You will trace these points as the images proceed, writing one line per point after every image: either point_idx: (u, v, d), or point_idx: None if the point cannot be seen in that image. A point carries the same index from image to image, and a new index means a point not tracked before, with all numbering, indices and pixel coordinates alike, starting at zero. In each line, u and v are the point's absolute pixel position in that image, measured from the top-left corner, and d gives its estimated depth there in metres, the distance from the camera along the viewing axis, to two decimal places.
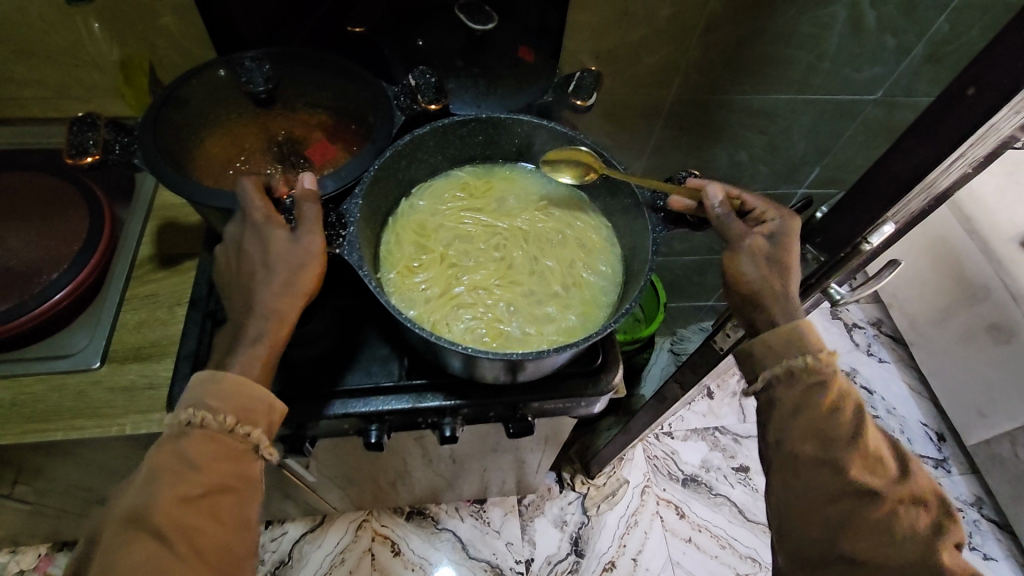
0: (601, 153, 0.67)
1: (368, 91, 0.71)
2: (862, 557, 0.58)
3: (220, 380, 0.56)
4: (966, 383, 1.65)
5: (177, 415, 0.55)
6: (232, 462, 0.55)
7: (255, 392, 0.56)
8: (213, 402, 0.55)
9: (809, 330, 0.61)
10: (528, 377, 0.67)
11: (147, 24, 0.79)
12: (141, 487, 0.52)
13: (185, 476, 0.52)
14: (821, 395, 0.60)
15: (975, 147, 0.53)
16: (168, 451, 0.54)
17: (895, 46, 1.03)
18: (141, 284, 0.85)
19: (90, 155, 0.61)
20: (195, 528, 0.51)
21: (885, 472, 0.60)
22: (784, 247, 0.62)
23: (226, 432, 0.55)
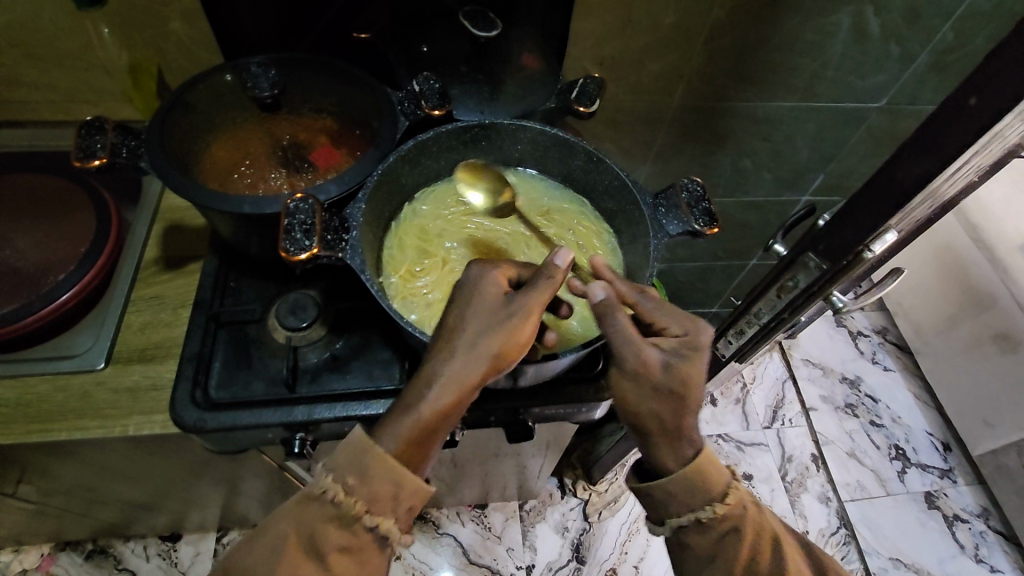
0: (604, 160, 0.69)
1: (373, 96, 0.71)
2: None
3: (369, 454, 0.55)
4: (972, 392, 1.63)
5: (321, 477, 0.55)
6: (354, 553, 0.55)
7: (401, 478, 0.55)
8: (354, 479, 0.55)
9: (704, 471, 0.60)
10: (529, 382, 0.68)
11: (155, 29, 0.80)
12: (269, 545, 0.54)
13: (307, 557, 0.54)
14: (730, 530, 0.62)
15: (980, 152, 0.53)
16: (300, 515, 0.55)
17: (899, 54, 1.03)
18: (146, 286, 0.86)
19: (98, 158, 0.61)
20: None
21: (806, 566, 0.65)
22: (683, 369, 0.58)
23: (353, 519, 0.55)
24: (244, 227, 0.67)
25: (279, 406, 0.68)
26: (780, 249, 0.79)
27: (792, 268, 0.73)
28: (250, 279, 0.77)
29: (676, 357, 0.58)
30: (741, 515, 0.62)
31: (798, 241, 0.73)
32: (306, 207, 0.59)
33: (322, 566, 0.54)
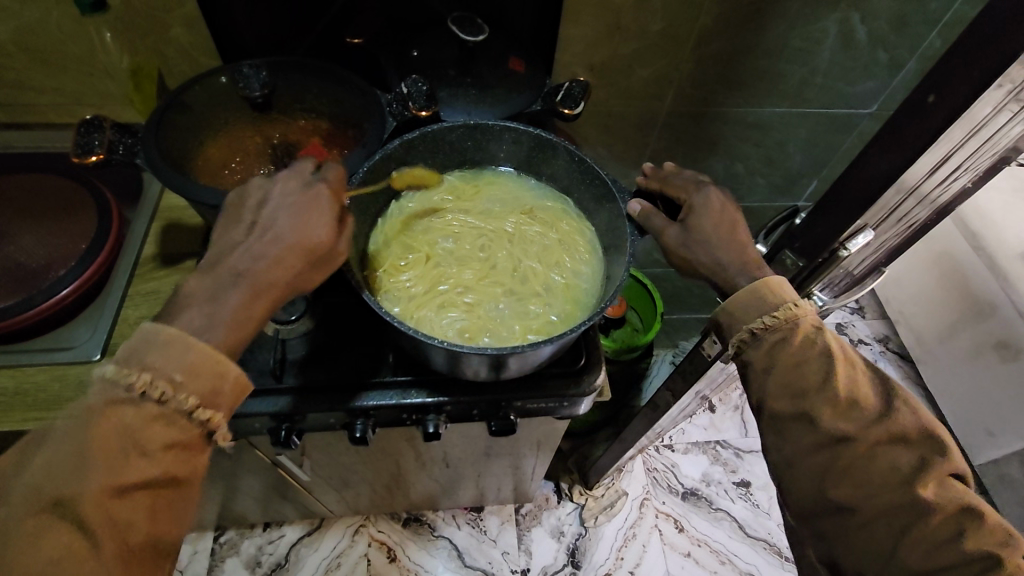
0: (585, 159, 0.71)
1: (363, 98, 0.74)
2: (848, 504, 0.59)
3: (187, 345, 0.50)
4: (974, 401, 1.62)
5: (120, 376, 0.48)
6: (182, 453, 0.50)
7: (225, 368, 0.52)
8: (176, 375, 0.49)
9: (770, 286, 0.63)
10: (510, 375, 0.69)
11: (157, 35, 0.83)
12: (67, 456, 0.45)
13: (129, 460, 0.47)
14: (785, 351, 0.62)
15: (968, 144, 0.55)
16: (113, 419, 0.47)
17: (887, 60, 1.04)
18: (144, 282, 0.88)
19: (95, 154, 0.64)
20: (128, 523, 0.46)
21: (864, 414, 0.60)
22: (718, 219, 0.68)
23: (185, 415, 0.50)
24: None
25: (267, 396, 0.69)
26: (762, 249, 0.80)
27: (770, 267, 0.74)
28: None
29: (705, 217, 0.68)
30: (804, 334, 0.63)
31: (777, 240, 0.74)
32: None
33: (147, 462, 0.48)
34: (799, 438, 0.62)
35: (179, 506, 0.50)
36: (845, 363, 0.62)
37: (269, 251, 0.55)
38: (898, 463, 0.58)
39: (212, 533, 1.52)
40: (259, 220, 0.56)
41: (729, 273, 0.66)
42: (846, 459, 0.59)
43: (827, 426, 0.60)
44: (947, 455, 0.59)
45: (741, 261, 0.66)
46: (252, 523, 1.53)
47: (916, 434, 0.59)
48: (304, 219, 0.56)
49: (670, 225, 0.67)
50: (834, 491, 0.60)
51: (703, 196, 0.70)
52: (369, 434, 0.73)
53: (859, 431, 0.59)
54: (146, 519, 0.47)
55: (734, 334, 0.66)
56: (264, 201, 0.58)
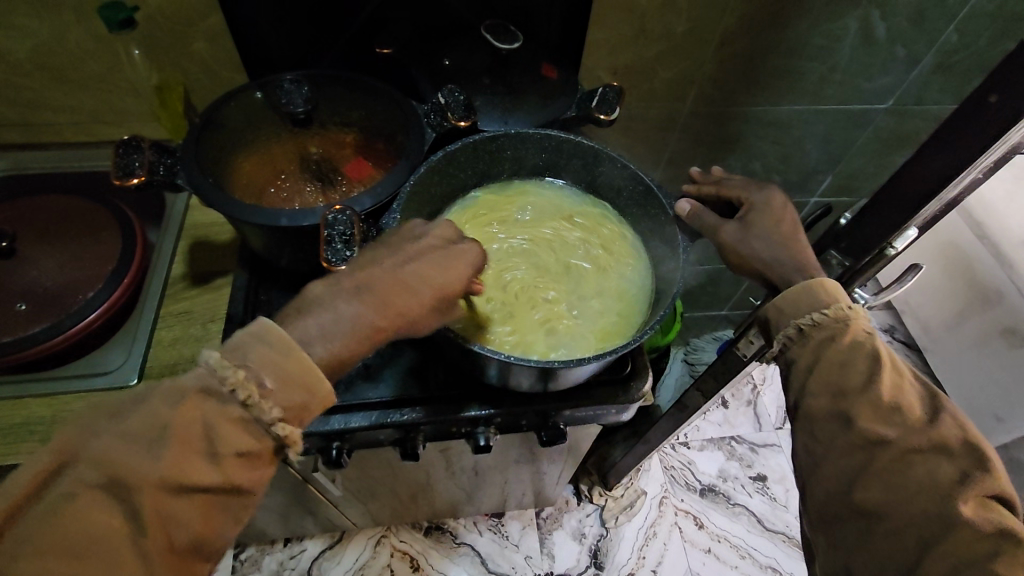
0: (629, 165, 0.70)
1: (400, 110, 0.73)
2: (876, 508, 0.58)
3: (290, 353, 0.49)
4: (983, 389, 1.64)
5: (221, 366, 0.47)
6: (249, 465, 0.48)
7: (316, 385, 0.50)
8: (270, 380, 0.48)
9: (824, 286, 0.64)
10: (560, 385, 0.68)
11: (180, 50, 0.82)
12: (143, 437, 0.43)
13: (198, 458, 0.45)
14: (833, 349, 0.62)
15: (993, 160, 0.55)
16: (194, 410, 0.46)
17: (905, 56, 1.05)
18: (174, 302, 0.86)
19: (136, 176, 0.62)
20: (179, 524, 0.44)
21: (905, 419, 0.59)
22: (771, 219, 0.69)
23: (262, 423, 0.48)
24: (278, 240, 0.68)
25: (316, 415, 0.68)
26: None
27: None
28: (280, 291, 0.77)
29: (764, 221, 0.69)
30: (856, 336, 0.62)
31: (822, 239, 0.74)
32: (344, 218, 0.60)
33: (213, 465, 0.45)
34: (833, 439, 0.62)
35: (229, 519, 0.47)
36: (891, 371, 0.62)
37: (400, 287, 0.55)
38: (936, 475, 0.57)
39: (232, 550, 1.51)
40: (407, 255, 0.57)
41: (782, 266, 0.67)
42: (879, 463, 0.58)
43: (865, 426, 0.59)
44: (990, 473, 0.56)
45: (799, 260, 0.67)
46: (273, 538, 1.52)
47: (958, 445, 0.58)
48: (443, 266, 0.57)
49: (726, 221, 0.70)
50: (862, 494, 0.59)
51: (752, 201, 0.72)
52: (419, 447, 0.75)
53: (896, 436, 0.59)
54: (195, 525, 0.45)
55: (779, 332, 0.66)
56: (413, 241, 0.59)
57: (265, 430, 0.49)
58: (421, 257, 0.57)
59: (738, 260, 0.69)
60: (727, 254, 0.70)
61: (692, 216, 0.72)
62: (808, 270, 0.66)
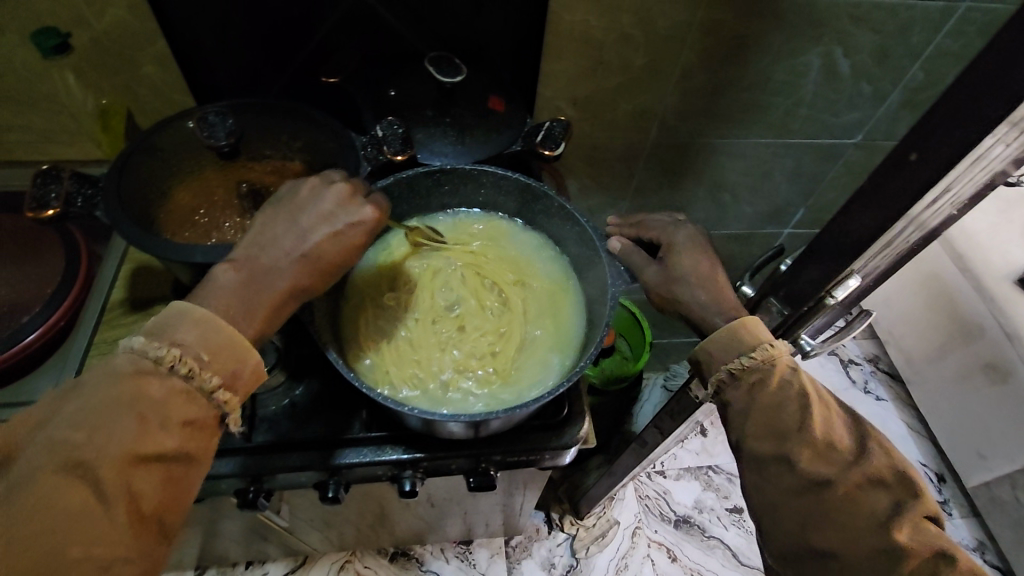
0: (565, 205, 0.70)
1: (335, 141, 0.71)
2: (829, 548, 0.57)
3: (216, 325, 0.51)
4: (966, 425, 1.60)
5: (151, 348, 0.49)
6: (202, 433, 0.50)
7: (248, 353, 0.52)
8: (203, 352, 0.50)
9: (746, 327, 0.62)
10: (491, 431, 0.65)
11: (126, 72, 0.80)
12: (92, 416, 0.45)
13: (150, 430, 0.46)
14: (764, 393, 0.60)
15: (958, 184, 0.50)
16: (140, 387, 0.47)
17: (871, 92, 1.03)
18: (108, 329, 0.83)
19: (51, 209, 0.61)
20: (139, 494, 0.45)
21: (841, 456, 0.58)
22: (695, 265, 0.66)
23: (205, 393, 0.50)
24: (202, 276, 0.66)
25: (235, 456, 0.66)
26: (747, 291, 0.78)
27: (756, 312, 0.73)
28: None
29: (688, 263, 0.66)
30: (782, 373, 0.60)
31: (763, 284, 0.73)
32: None
33: (161, 434, 0.47)
34: (780, 480, 0.60)
35: (191, 487, 0.49)
36: (819, 404, 0.61)
37: (303, 262, 0.55)
38: (876, 507, 0.57)
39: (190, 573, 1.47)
40: (306, 229, 0.56)
41: (709, 314, 0.64)
42: (826, 504, 0.57)
43: (808, 470, 0.58)
44: (922, 498, 0.57)
45: (720, 300, 0.65)
46: (233, 561, 1.47)
47: (888, 473, 0.58)
48: (341, 238, 0.57)
49: (650, 264, 0.66)
50: (816, 536, 0.58)
51: (674, 242, 0.68)
52: (342, 492, 0.70)
53: (838, 474, 0.58)
54: (158, 493, 0.46)
55: (712, 375, 0.63)
56: (310, 210, 0.57)
57: (207, 400, 0.50)
58: (322, 230, 0.56)
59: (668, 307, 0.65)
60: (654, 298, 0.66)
61: (623, 252, 0.68)
62: (730, 312, 0.64)
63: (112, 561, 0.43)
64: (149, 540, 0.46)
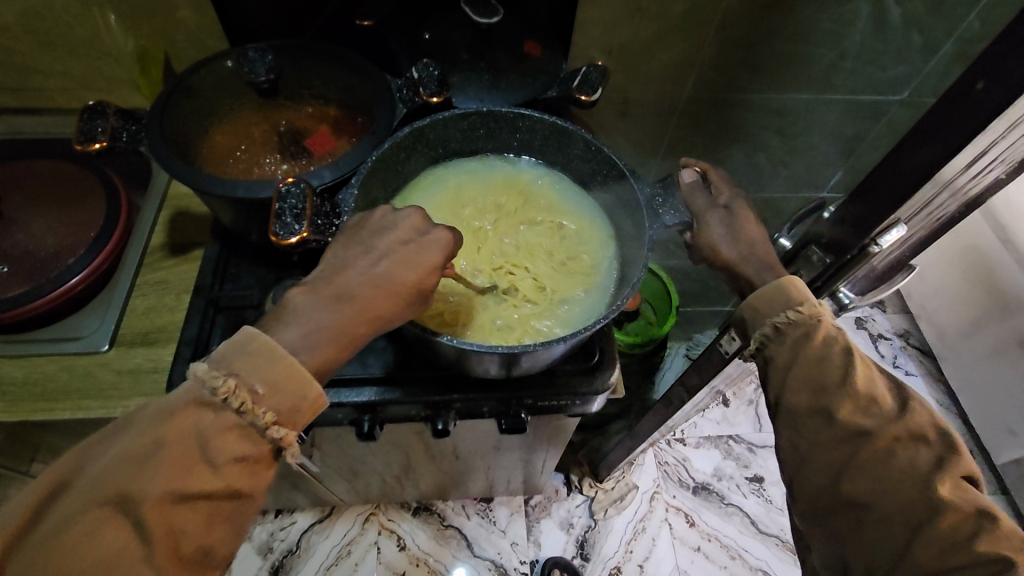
0: (603, 149, 0.68)
1: (373, 83, 0.71)
2: (862, 499, 0.54)
3: (278, 356, 0.50)
4: (998, 399, 1.56)
5: (208, 378, 0.48)
6: (249, 470, 0.49)
7: (306, 387, 0.51)
8: (261, 385, 0.49)
9: (793, 285, 0.60)
10: (524, 371, 0.66)
11: (165, 16, 0.80)
12: (143, 453, 0.44)
13: (198, 468, 0.46)
14: (809, 348, 0.57)
15: (1005, 139, 0.51)
16: (192, 422, 0.47)
17: (921, 44, 0.99)
18: (151, 271, 0.87)
19: (99, 141, 0.62)
20: (182, 533, 0.44)
21: (882, 411, 0.55)
22: (741, 227, 0.64)
23: (258, 428, 0.49)
24: (243, 214, 0.67)
25: None
26: (784, 243, 0.77)
27: (795, 262, 0.73)
28: (248, 266, 0.77)
29: (740, 224, 0.64)
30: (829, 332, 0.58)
31: (804, 234, 0.72)
32: (298, 190, 0.59)
33: (214, 472, 0.46)
34: (817, 434, 0.57)
35: (236, 523, 0.48)
36: (862, 361, 0.58)
37: (376, 285, 0.54)
38: (916, 460, 0.53)
39: None
40: (374, 249, 0.56)
41: (747, 264, 0.63)
42: (863, 454, 0.54)
43: (846, 419, 0.55)
44: (960, 454, 0.54)
45: (769, 262, 0.63)
46: (263, 509, 1.52)
47: (933, 432, 0.55)
48: (415, 261, 0.56)
49: (712, 209, 0.64)
50: (849, 486, 0.55)
51: (730, 204, 0.65)
52: (377, 430, 0.73)
53: (878, 426, 0.55)
54: (202, 531, 0.46)
55: (756, 330, 0.61)
56: (382, 234, 0.57)
57: (261, 435, 0.49)
58: (391, 253, 0.55)
59: (714, 255, 0.64)
60: (703, 247, 0.64)
61: (689, 187, 0.66)
62: (777, 271, 0.62)
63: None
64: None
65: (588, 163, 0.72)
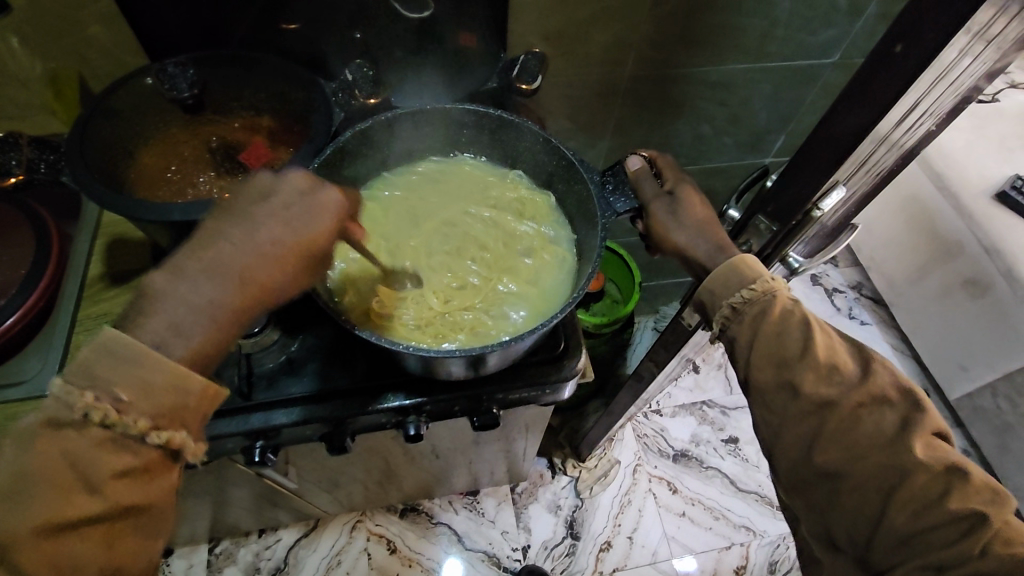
0: (552, 139, 0.67)
1: (305, 90, 0.68)
2: (836, 469, 0.55)
3: (135, 357, 0.47)
4: (946, 339, 1.65)
5: (66, 396, 0.45)
6: (139, 481, 0.47)
7: (182, 381, 0.48)
8: (124, 395, 0.46)
9: (746, 262, 0.61)
10: (493, 369, 0.66)
11: (73, 35, 0.76)
12: (7, 492, 0.43)
13: (72, 496, 0.44)
14: (766, 324, 0.59)
15: (932, 96, 0.55)
16: (56, 448, 0.45)
17: (847, 8, 1.01)
18: (93, 304, 0.84)
19: (13, 176, 0.59)
20: (72, 561, 0.43)
21: (845, 378, 0.57)
22: (690, 212, 0.64)
23: (136, 437, 0.47)
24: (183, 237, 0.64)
25: (238, 414, 0.67)
26: (733, 214, 0.79)
27: (744, 233, 0.74)
28: None
29: (688, 208, 0.64)
30: (790, 311, 0.59)
31: (750, 203, 0.73)
32: None
33: (89, 492, 0.45)
34: (785, 408, 0.59)
35: (141, 532, 0.47)
36: (821, 332, 0.59)
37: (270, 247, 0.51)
38: (882, 425, 0.55)
39: (206, 544, 1.49)
40: (265, 216, 0.52)
41: (697, 247, 0.63)
42: (831, 423, 0.56)
43: (811, 392, 0.56)
44: (927, 413, 0.55)
45: (718, 244, 0.63)
46: (245, 531, 1.49)
47: (897, 393, 0.56)
48: (300, 225, 0.52)
49: (659, 194, 0.64)
50: (821, 456, 0.56)
51: (675, 189, 0.66)
52: (349, 442, 0.72)
53: (841, 394, 0.56)
54: (100, 553, 0.45)
55: (717, 312, 0.62)
56: (266, 200, 0.53)
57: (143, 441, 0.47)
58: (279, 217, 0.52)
59: (666, 242, 0.64)
60: (653, 234, 0.65)
61: (636, 173, 0.66)
62: (729, 251, 0.63)
63: None
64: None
65: (536, 151, 0.71)
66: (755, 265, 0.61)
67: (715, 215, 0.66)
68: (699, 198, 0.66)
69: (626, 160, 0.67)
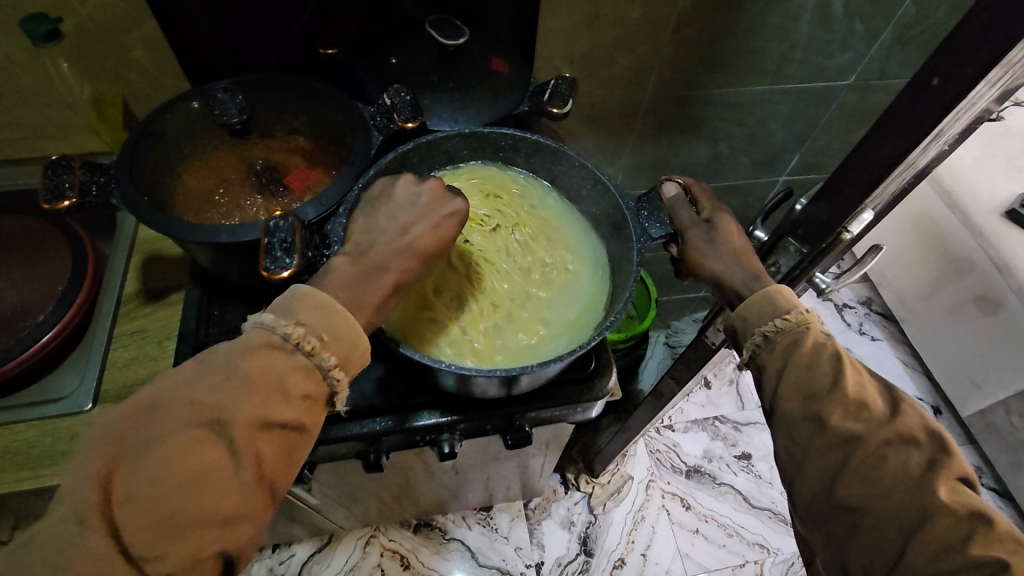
0: (586, 164, 0.70)
1: (345, 113, 0.71)
2: (857, 504, 0.56)
3: (336, 310, 0.50)
4: (959, 356, 1.64)
5: (278, 324, 0.49)
6: (315, 408, 0.50)
7: (361, 334, 0.52)
8: (324, 334, 0.49)
9: (781, 292, 0.62)
10: (526, 390, 0.67)
11: (117, 59, 0.78)
12: (226, 384, 0.46)
13: (276, 402, 0.47)
14: (798, 355, 0.59)
15: (952, 125, 0.54)
16: (268, 360, 0.48)
17: (864, 31, 1.03)
18: (128, 320, 0.84)
19: (67, 199, 0.59)
20: (263, 458, 0.46)
21: (872, 415, 0.57)
22: (726, 240, 0.65)
23: (322, 370, 0.50)
24: (225, 256, 0.66)
25: None
26: (760, 235, 0.79)
27: (774, 253, 0.76)
28: (233, 307, 0.75)
29: (724, 236, 0.65)
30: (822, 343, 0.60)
31: (778, 226, 0.75)
32: (286, 224, 0.57)
33: (286, 409, 0.47)
34: (810, 440, 0.59)
35: (300, 457, 0.49)
36: (852, 367, 0.59)
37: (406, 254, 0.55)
38: (907, 464, 0.55)
39: None
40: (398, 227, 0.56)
41: (731, 271, 0.64)
42: (856, 459, 0.56)
43: (837, 426, 0.57)
44: (954, 456, 0.55)
45: (754, 272, 0.64)
46: (259, 546, 1.48)
47: (923, 434, 0.56)
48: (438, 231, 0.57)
49: (694, 221, 0.66)
50: (843, 491, 0.56)
51: (711, 217, 0.67)
52: (382, 459, 0.73)
53: (868, 430, 0.56)
54: (275, 459, 0.47)
55: (747, 340, 0.63)
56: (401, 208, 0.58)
57: (323, 377, 0.50)
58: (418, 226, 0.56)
59: (701, 269, 0.65)
60: (688, 260, 0.66)
61: (671, 201, 0.68)
62: (762, 279, 0.63)
63: (237, 516, 0.44)
64: (266, 503, 0.47)
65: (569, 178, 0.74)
66: (789, 296, 0.62)
67: (749, 244, 0.67)
68: (736, 226, 0.67)
69: (666, 187, 0.69)
